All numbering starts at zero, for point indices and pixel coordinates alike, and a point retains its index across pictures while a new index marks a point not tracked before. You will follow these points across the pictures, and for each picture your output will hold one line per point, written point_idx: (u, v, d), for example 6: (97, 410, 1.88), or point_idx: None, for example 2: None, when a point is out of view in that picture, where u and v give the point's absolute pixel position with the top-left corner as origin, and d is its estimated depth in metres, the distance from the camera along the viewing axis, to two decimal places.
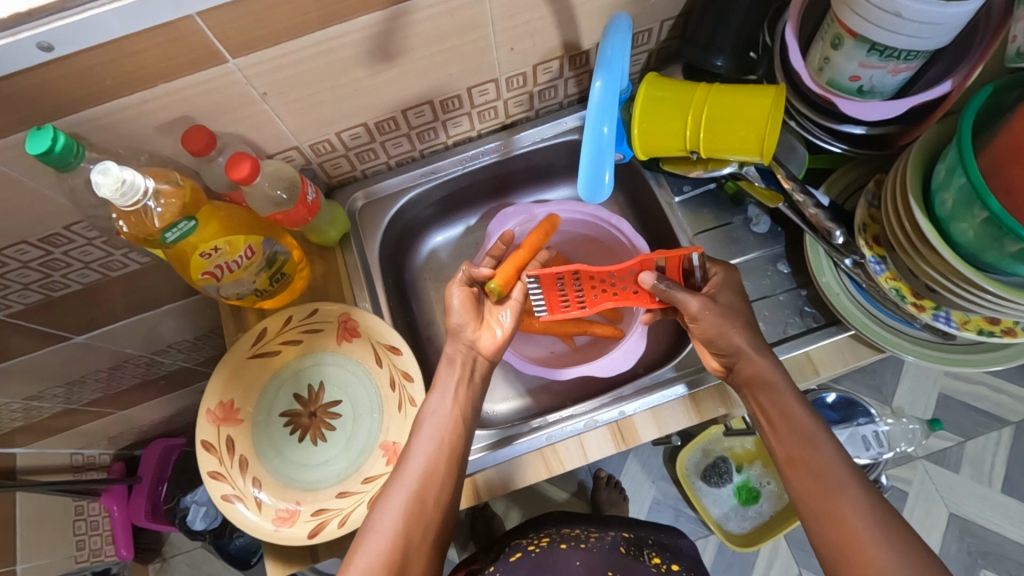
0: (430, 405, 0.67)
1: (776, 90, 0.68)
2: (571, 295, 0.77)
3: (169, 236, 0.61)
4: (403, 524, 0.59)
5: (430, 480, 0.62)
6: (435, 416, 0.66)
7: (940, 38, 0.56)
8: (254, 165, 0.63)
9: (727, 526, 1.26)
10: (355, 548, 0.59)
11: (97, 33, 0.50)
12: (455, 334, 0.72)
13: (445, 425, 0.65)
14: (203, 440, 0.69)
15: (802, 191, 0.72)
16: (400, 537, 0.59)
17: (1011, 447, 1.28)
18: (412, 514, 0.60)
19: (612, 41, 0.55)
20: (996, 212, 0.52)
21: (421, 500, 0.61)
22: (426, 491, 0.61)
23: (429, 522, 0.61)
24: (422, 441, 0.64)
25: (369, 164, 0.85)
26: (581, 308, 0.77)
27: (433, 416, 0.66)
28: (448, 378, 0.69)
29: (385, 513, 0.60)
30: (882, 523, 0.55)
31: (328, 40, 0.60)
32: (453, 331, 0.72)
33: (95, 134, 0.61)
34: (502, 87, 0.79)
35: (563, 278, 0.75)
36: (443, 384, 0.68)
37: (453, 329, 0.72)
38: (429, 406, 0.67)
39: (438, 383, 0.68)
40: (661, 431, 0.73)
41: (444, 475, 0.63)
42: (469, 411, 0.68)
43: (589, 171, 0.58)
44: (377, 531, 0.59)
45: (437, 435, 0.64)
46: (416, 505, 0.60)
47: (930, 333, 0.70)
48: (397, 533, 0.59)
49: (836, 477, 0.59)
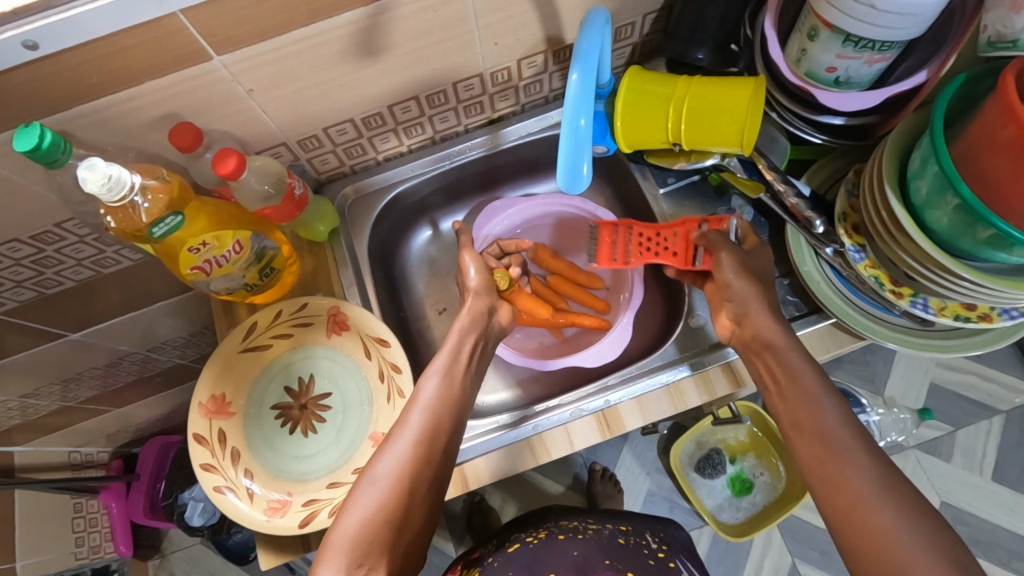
0: (435, 364, 0.68)
1: (756, 82, 0.69)
2: (620, 253, 0.81)
3: (157, 230, 0.62)
4: (404, 475, 0.59)
5: (437, 434, 0.62)
6: (444, 375, 0.67)
7: (913, 29, 0.57)
8: (240, 160, 0.63)
9: (720, 517, 1.27)
10: (352, 497, 0.58)
11: (84, 30, 0.50)
12: (485, 295, 0.75)
13: (451, 389, 0.66)
14: (195, 433, 0.71)
15: (783, 181, 0.73)
16: (405, 482, 0.58)
17: (1001, 437, 1.29)
18: (422, 459, 0.60)
19: (588, 36, 0.56)
20: (967, 199, 0.53)
21: (430, 446, 0.61)
22: (432, 443, 0.62)
23: (435, 484, 0.61)
24: (423, 402, 0.64)
25: (357, 159, 0.86)
26: (626, 263, 0.80)
27: (447, 375, 0.67)
28: (461, 338, 0.70)
29: (388, 459, 0.60)
30: (873, 474, 0.54)
31: (312, 36, 0.61)
32: (475, 291, 0.75)
33: (83, 131, 0.61)
34: (487, 81, 0.80)
35: (616, 231, 0.82)
36: (457, 344, 0.70)
37: (474, 288, 0.75)
38: (437, 366, 0.67)
39: (453, 341, 0.70)
40: (646, 419, 0.74)
41: (448, 427, 0.64)
42: (471, 376, 0.70)
43: (566, 164, 0.58)
44: (378, 478, 0.58)
45: (445, 388, 0.66)
46: (425, 454, 0.61)
47: (909, 320, 0.71)
48: (402, 478, 0.58)
49: (829, 450, 0.57)
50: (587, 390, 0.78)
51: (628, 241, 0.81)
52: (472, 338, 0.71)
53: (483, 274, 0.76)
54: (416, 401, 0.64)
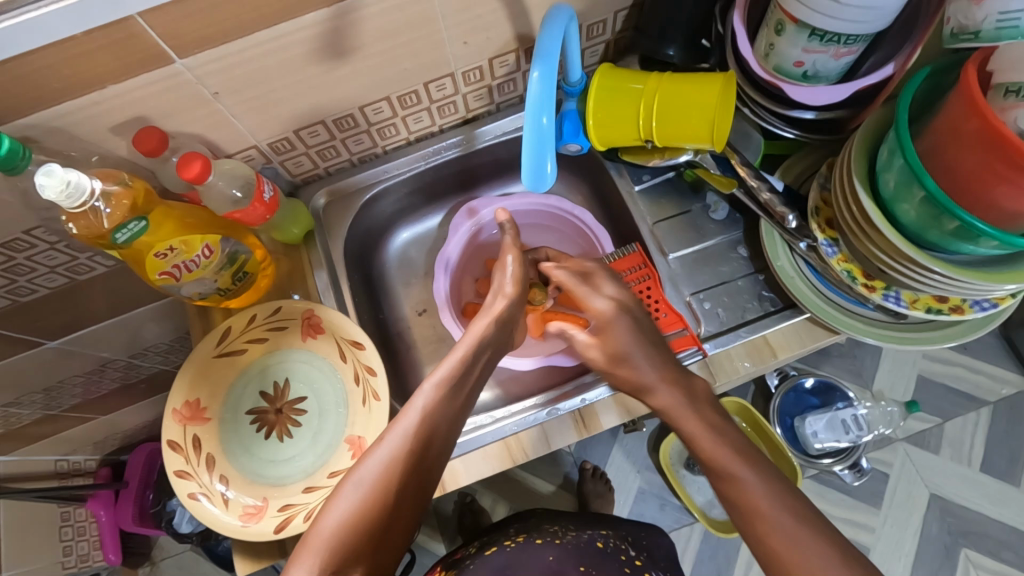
0: (439, 372, 0.65)
1: (725, 77, 0.69)
2: (636, 277, 0.79)
3: (119, 236, 0.62)
4: (386, 483, 0.56)
5: (429, 444, 0.60)
6: (444, 383, 0.64)
7: (877, 22, 0.57)
8: (205, 164, 0.63)
9: (710, 513, 1.27)
10: (333, 499, 0.56)
11: (39, 35, 0.50)
12: (513, 303, 0.74)
13: (450, 397, 0.63)
14: (168, 439, 0.70)
15: (756, 177, 0.72)
16: (388, 492, 0.56)
17: (989, 428, 1.29)
18: (409, 470, 0.58)
19: (549, 32, 0.55)
20: (932, 191, 0.53)
21: (420, 454, 0.59)
22: (422, 452, 0.59)
23: (419, 494, 0.59)
24: (419, 410, 0.61)
25: (332, 162, 0.85)
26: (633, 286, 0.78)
27: (449, 382, 0.64)
28: (480, 353, 0.69)
29: (373, 464, 0.57)
30: None
31: (277, 37, 0.61)
32: (508, 297, 0.74)
33: (47, 137, 0.61)
34: (460, 81, 0.79)
35: (642, 266, 0.80)
36: (472, 356, 0.67)
37: (506, 295, 0.75)
38: (438, 375, 0.64)
39: (466, 348, 0.68)
40: (625, 416, 0.74)
41: (442, 438, 0.61)
42: (475, 384, 0.67)
43: (530, 164, 0.58)
44: (362, 482, 0.57)
45: (443, 396, 0.63)
46: (413, 462, 0.58)
47: (882, 313, 0.71)
48: (382, 487, 0.56)
49: None
50: (564, 390, 0.77)
51: (642, 282, 0.78)
52: (488, 355, 0.69)
53: (519, 280, 0.76)
54: (411, 406, 0.62)
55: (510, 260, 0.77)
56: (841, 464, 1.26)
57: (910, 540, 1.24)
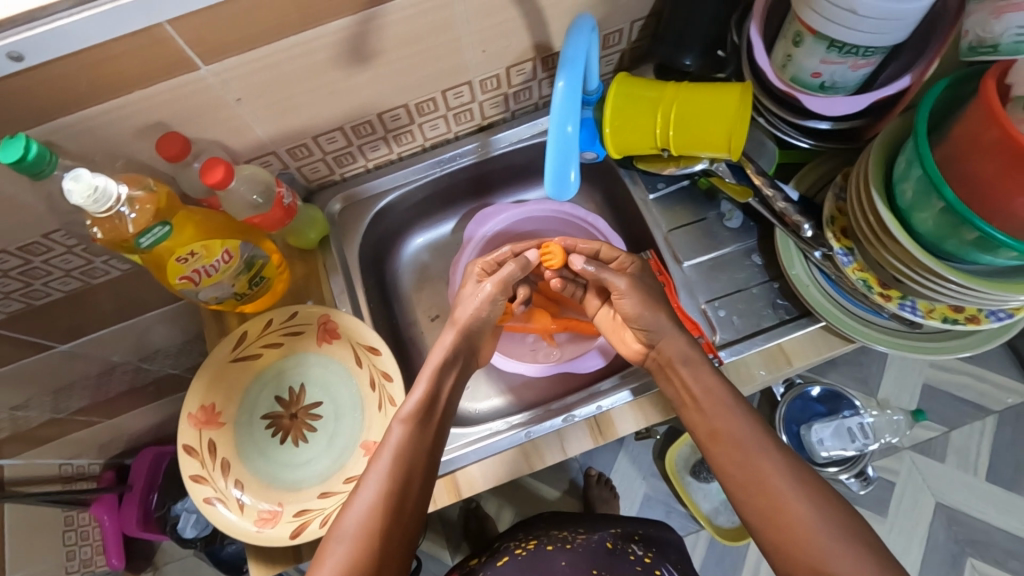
0: (404, 408, 0.67)
1: (742, 87, 0.69)
2: None
3: (143, 241, 0.62)
4: (370, 528, 0.59)
5: (407, 486, 0.62)
6: (411, 419, 0.66)
7: (896, 34, 0.58)
8: (228, 169, 0.63)
9: (717, 520, 1.28)
10: (322, 554, 0.58)
11: (72, 40, 0.50)
12: (467, 331, 0.75)
13: (419, 433, 0.66)
14: (184, 444, 0.70)
15: (771, 186, 0.74)
16: (372, 540, 0.58)
17: (996, 436, 1.29)
18: (390, 514, 0.60)
19: (574, 42, 0.56)
20: (951, 202, 0.53)
21: (402, 493, 0.62)
22: (401, 493, 0.61)
23: (407, 531, 0.61)
24: (392, 448, 0.64)
25: (347, 167, 0.86)
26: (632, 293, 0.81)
27: (417, 420, 0.66)
28: (440, 379, 0.71)
29: (353, 514, 0.60)
30: None
31: (300, 44, 0.61)
32: (457, 328, 0.75)
33: (69, 142, 0.61)
34: (476, 88, 0.80)
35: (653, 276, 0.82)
36: (432, 387, 0.70)
37: (462, 323, 0.75)
38: (404, 411, 0.67)
39: (428, 379, 0.70)
40: (639, 424, 0.74)
41: (418, 478, 0.63)
42: (444, 413, 0.70)
43: (554, 170, 0.59)
44: (345, 535, 0.59)
45: (412, 433, 0.65)
46: (394, 503, 0.61)
47: (898, 322, 0.71)
48: (368, 534, 0.58)
49: None
50: (579, 397, 0.78)
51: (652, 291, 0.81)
52: (450, 379, 0.72)
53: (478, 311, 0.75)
54: (384, 446, 0.64)
55: (491, 292, 0.75)
56: (846, 472, 1.25)
57: (916, 549, 1.24)
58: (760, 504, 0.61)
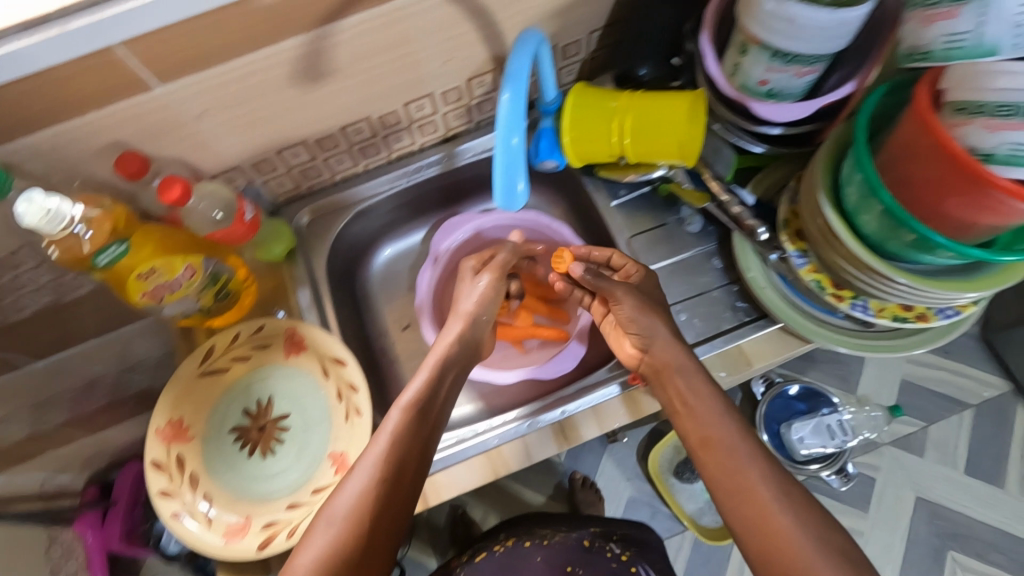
0: (403, 398, 0.67)
1: (693, 95, 0.71)
2: None
3: (101, 259, 0.63)
4: (360, 512, 0.58)
5: (402, 470, 0.61)
6: (412, 407, 0.66)
7: (835, 43, 0.59)
8: (185, 187, 0.64)
9: (701, 520, 1.30)
10: (309, 536, 0.58)
11: (24, 63, 0.51)
12: (472, 326, 0.78)
13: (419, 419, 0.65)
14: (151, 458, 0.70)
15: (727, 192, 0.76)
16: (358, 524, 0.58)
17: (972, 430, 1.32)
18: (381, 499, 0.60)
19: (518, 56, 0.57)
20: (889, 205, 0.55)
21: (394, 484, 0.61)
22: (393, 480, 0.61)
23: (398, 518, 0.60)
24: (388, 434, 0.64)
25: (314, 181, 0.87)
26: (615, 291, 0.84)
27: (414, 409, 0.66)
28: (442, 372, 0.71)
29: (343, 499, 0.60)
30: None
31: (256, 62, 0.62)
32: (467, 319, 0.78)
33: (29, 162, 0.61)
34: (438, 100, 0.81)
35: None
36: (432, 379, 0.70)
37: (466, 315, 0.79)
38: (404, 400, 0.67)
39: (428, 372, 0.71)
40: (603, 428, 0.76)
41: (413, 467, 0.62)
42: (446, 402, 0.70)
43: (502, 182, 0.59)
44: (334, 518, 0.58)
45: (410, 420, 0.65)
46: (384, 494, 0.60)
47: (850, 321, 0.73)
48: (356, 519, 0.58)
49: None
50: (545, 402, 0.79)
51: None
52: (452, 373, 0.73)
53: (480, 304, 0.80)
54: (382, 432, 0.64)
55: (486, 285, 0.82)
56: (828, 469, 1.26)
57: (898, 543, 1.26)
58: (726, 505, 0.62)
